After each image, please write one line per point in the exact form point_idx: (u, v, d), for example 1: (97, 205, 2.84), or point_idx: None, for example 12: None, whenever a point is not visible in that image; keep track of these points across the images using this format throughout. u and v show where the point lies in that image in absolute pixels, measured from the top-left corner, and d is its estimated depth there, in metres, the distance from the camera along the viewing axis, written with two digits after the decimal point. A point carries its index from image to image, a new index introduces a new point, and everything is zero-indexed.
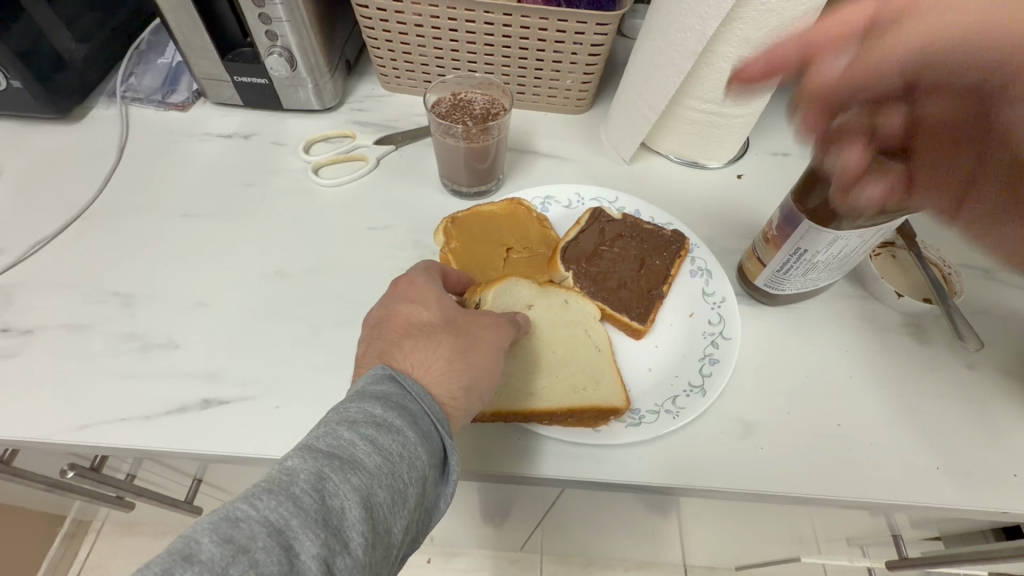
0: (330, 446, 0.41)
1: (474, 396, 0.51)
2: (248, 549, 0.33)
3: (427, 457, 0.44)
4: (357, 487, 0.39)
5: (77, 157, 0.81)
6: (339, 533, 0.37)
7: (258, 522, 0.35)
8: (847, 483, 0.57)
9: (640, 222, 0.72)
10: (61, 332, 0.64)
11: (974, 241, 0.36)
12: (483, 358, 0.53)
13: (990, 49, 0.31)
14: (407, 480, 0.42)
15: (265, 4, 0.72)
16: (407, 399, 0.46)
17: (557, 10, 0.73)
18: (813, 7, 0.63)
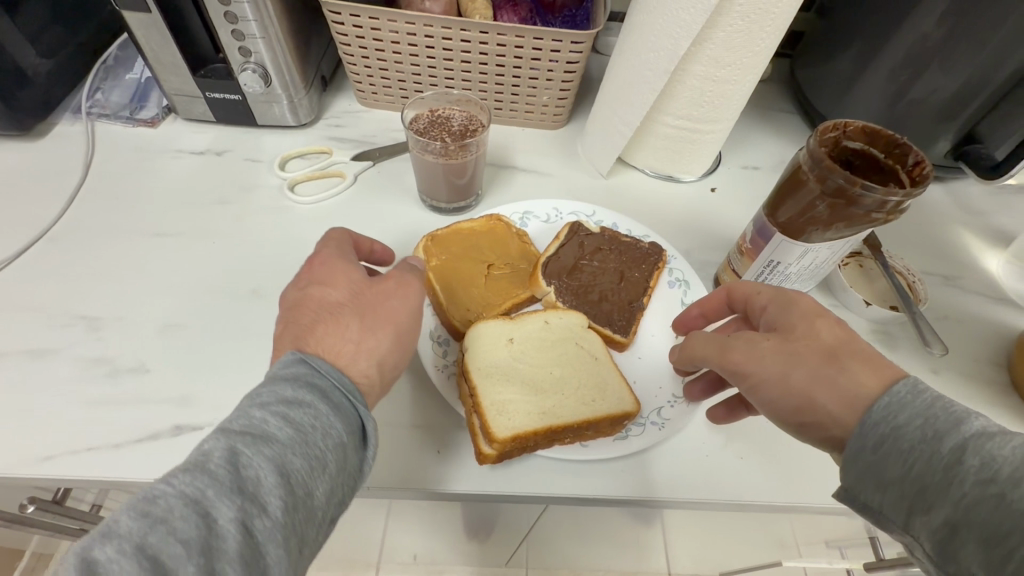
0: (241, 425, 0.42)
1: (392, 365, 0.51)
2: (162, 520, 0.35)
3: (341, 425, 0.44)
4: (268, 458, 0.40)
5: (40, 175, 0.78)
6: (255, 498, 0.38)
7: (175, 496, 0.36)
8: (825, 489, 0.58)
9: (617, 236, 0.73)
10: (22, 358, 0.61)
11: (788, 384, 0.46)
12: (397, 330, 0.52)
13: (792, 305, 0.51)
14: (321, 449, 0.42)
15: (238, 21, 0.71)
16: (317, 376, 0.46)
17: (532, 28, 0.75)
18: (778, 27, 0.65)
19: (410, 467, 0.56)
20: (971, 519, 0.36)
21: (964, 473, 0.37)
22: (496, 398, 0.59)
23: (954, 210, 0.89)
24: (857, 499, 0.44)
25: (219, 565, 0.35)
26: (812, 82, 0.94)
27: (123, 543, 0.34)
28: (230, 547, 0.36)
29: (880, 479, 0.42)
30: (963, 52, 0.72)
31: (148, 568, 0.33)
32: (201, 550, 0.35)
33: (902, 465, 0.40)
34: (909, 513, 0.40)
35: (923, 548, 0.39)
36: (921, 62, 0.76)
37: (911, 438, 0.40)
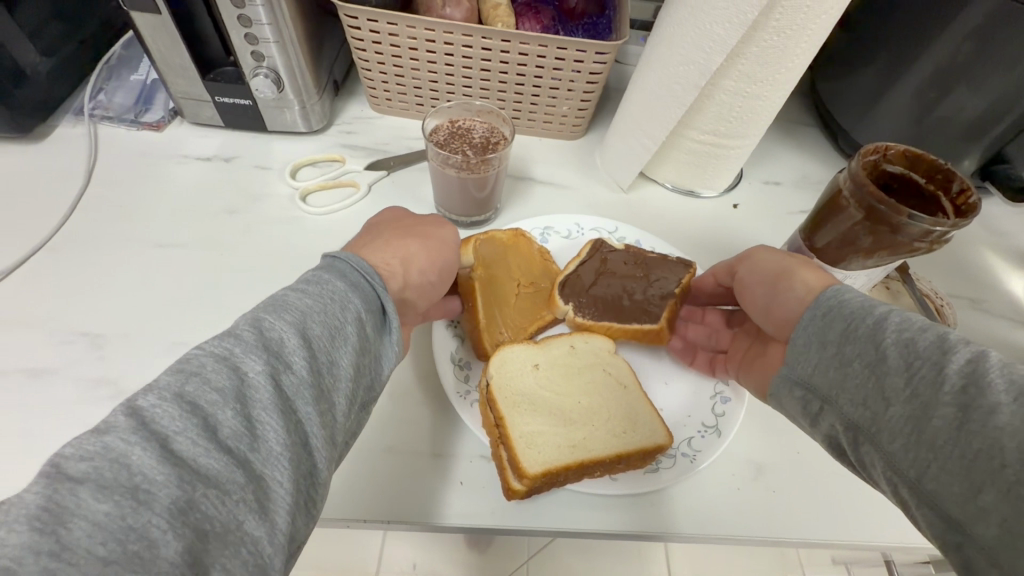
0: (265, 301, 0.42)
1: (416, 271, 0.53)
2: (199, 373, 0.35)
3: (359, 301, 0.44)
4: (293, 322, 0.40)
5: (39, 180, 0.75)
6: (280, 357, 0.38)
7: (207, 355, 0.37)
8: (860, 526, 0.56)
9: (642, 254, 0.69)
10: (22, 378, 0.58)
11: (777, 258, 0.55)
12: (428, 242, 0.56)
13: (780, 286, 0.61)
14: (342, 318, 0.42)
15: (251, 24, 0.68)
16: (335, 262, 0.46)
17: (556, 38, 0.72)
18: (814, 43, 0.63)
19: (431, 498, 0.53)
20: (882, 363, 0.41)
21: (888, 325, 0.42)
22: (525, 430, 0.57)
23: (977, 230, 0.87)
24: (796, 366, 0.47)
25: (254, 413, 0.35)
26: (833, 97, 0.91)
27: (163, 392, 0.34)
28: (264, 398, 0.36)
29: (822, 341, 0.45)
30: (994, 71, 0.70)
31: (189, 413, 0.33)
32: (237, 399, 0.35)
33: (841, 326, 0.44)
34: (835, 371, 0.44)
35: (841, 401, 0.43)
36: (950, 80, 0.74)
37: (852, 305, 0.45)
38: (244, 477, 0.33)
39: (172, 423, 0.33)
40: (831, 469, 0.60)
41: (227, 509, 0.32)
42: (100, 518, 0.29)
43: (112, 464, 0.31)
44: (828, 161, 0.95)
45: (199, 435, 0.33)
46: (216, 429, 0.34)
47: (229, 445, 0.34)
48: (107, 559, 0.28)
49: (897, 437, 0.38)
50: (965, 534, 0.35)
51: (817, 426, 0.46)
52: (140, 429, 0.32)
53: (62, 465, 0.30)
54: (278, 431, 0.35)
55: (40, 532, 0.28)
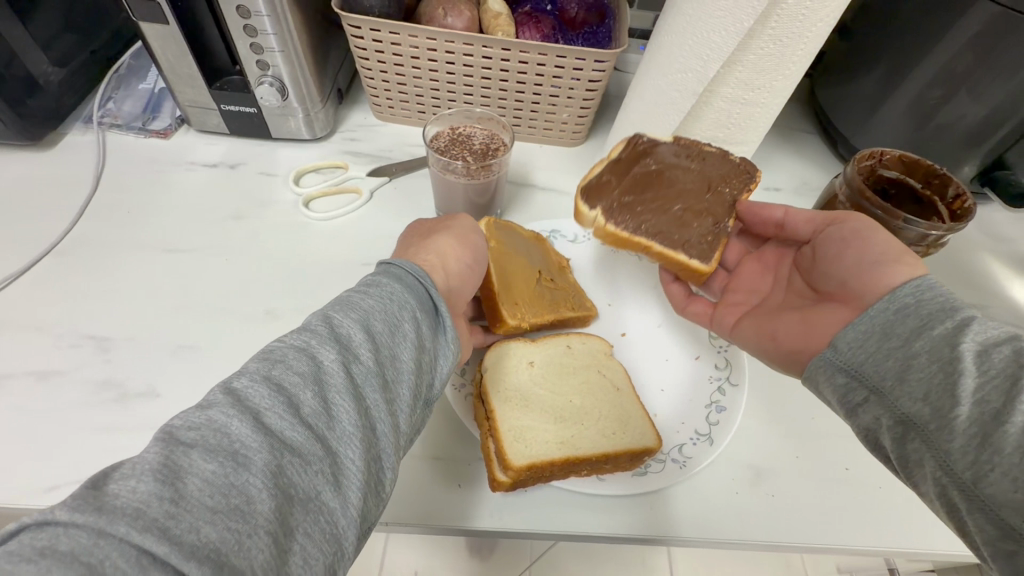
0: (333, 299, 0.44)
1: (461, 266, 0.55)
2: (281, 359, 0.38)
3: (417, 301, 0.45)
4: (361, 316, 0.41)
5: (50, 187, 0.77)
6: (349, 348, 0.39)
7: (288, 345, 0.39)
8: (861, 532, 0.56)
9: (691, 143, 0.65)
10: (30, 380, 0.59)
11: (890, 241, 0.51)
12: (460, 235, 0.58)
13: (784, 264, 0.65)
14: (404, 315, 0.43)
15: (257, 33, 0.70)
16: (389, 266, 0.48)
17: (556, 47, 0.73)
18: (810, 51, 0.64)
19: (424, 500, 0.53)
20: (953, 364, 0.40)
21: (969, 334, 0.41)
22: (515, 424, 0.59)
23: (979, 236, 0.87)
24: (846, 352, 0.47)
25: (330, 395, 0.37)
26: (831, 104, 0.92)
27: (254, 374, 0.36)
28: (338, 382, 0.37)
29: (886, 332, 0.45)
30: (993, 77, 0.70)
31: (275, 392, 0.36)
32: (315, 381, 0.37)
33: (916, 321, 0.44)
34: (893, 365, 0.43)
35: (895, 397, 0.43)
36: (948, 87, 0.74)
37: (932, 307, 0.43)
38: (322, 451, 0.35)
39: (263, 400, 0.35)
40: (831, 474, 0.59)
41: (308, 478, 0.34)
42: (208, 476, 0.31)
43: (213, 432, 0.33)
44: (828, 168, 0.96)
45: (285, 411, 0.35)
46: (298, 407, 0.36)
47: (310, 421, 0.35)
48: (214, 508, 0.30)
49: (957, 439, 0.38)
50: (1019, 543, 0.35)
51: (861, 417, 0.45)
52: (236, 405, 0.34)
53: (174, 433, 0.33)
54: (352, 413, 0.37)
55: (161, 483, 0.30)
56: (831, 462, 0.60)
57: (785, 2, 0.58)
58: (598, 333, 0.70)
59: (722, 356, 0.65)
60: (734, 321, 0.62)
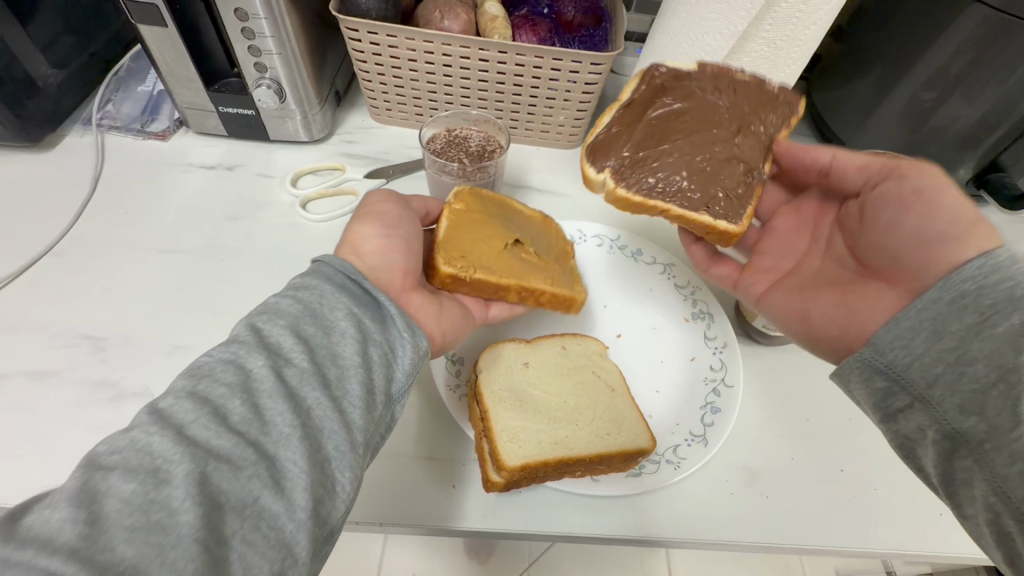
0: (261, 308, 0.44)
1: (377, 241, 0.53)
2: (207, 373, 0.38)
3: (348, 301, 0.45)
4: (289, 321, 0.42)
5: (48, 188, 0.77)
6: (279, 354, 0.40)
7: (214, 359, 0.39)
8: (855, 533, 0.56)
9: (723, 73, 0.59)
10: (25, 380, 0.59)
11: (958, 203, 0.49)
12: (385, 209, 0.57)
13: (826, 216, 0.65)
14: (336, 317, 0.43)
15: (255, 36, 0.70)
16: (321, 266, 0.47)
17: (552, 49, 0.73)
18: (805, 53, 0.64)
19: (417, 503, 0.53)
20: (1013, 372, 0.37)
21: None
22: (509, 424, 0.58)
23: None
24: (887, 351, 0.44)
25: (262, 400, 0.37)
26: (826, 108, 0.92)
27: (179, 392, 0.36)
28: (269, 386, 0.38)
29: (937, 331, 0.42)
30: (987, 80, 0.70)
31: (200, 405, 0.35)
32: (244, 390, 0.37)
33: (975, 316, 0.40)
34: (942, 371, 0.41)
35: (943, 407, 0.41)
36: (942, 90, 0.74)
37: (994, 297, 0.40)
38: (256, 456, 0.35)
39: (187, 413, 0.35)
40: (826, 475, 0.59)
41: (241, 485, 0.34)
42: (127, 496, 0.30)
43: (138, 451, 0.32)
44: None
45: (209, 423, 0.35)
46: (227, 417, 0.36)
47: (241, 429, 0.35)
48: (132, 527, 0.29)
49: (1015, 464, 0.37)
50: None
51: (905, 422, 0.44)
52: (158, 422, 0.34)
53: (94, 457, 0.32)
54: (287, 413, 0.37)
55: (76, 508, 0.29)
56: (826, 464, 0.60)
57: (780, 5, 0.59)
58: (595, 334, 0.70)
59: (717, 357, 0.65)
60: (763, 290, 0.64)
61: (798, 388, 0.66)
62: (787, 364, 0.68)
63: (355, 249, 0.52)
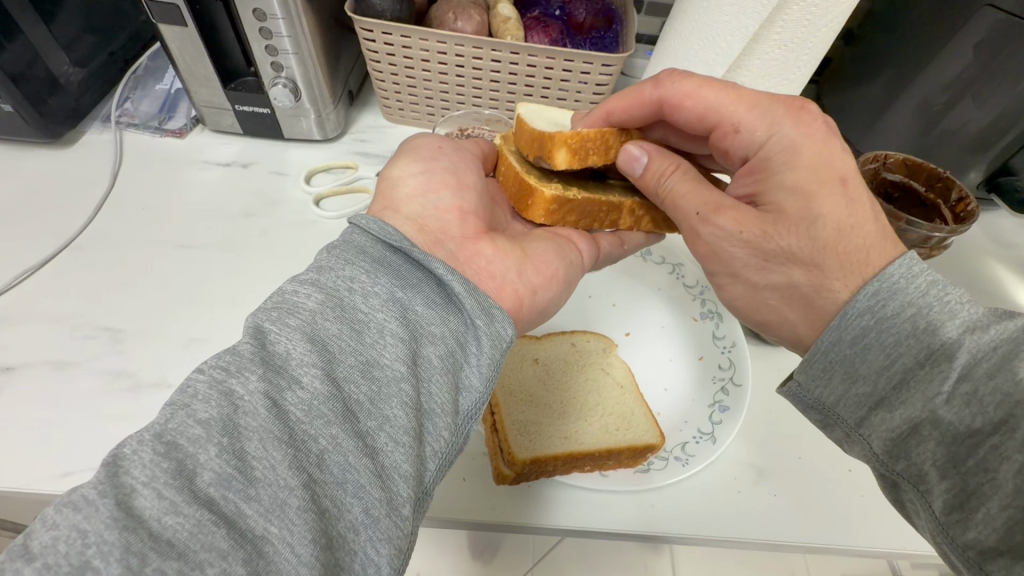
0: (273, 301, 0.40)
1: (416, 183, 0.54)
2: (184, 404, 0.33)
3: (388, 280, 0.42)
4: (297, 328, 0.38)
5: (68, 184, 0.79)
6: (282, 371, 0.36)
7: (201, 380, 0.35)
8: (861, 532, 0.56)
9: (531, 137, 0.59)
10: (45, 369, 0.60)
11: (761, 292, 0.48)
12: (422, 152, 0.58)
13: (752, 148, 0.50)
14: (367, 308, 0.40)
15: (273, 36, 0.72)
16: (356, 234, 0.45)
17: (564, 51, 0.74)
18: (819, 48, 0.66)
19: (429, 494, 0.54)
20: (936, 425, 0.37)
21: (944, 373, 0.36)
22: (518, 419, 0.62)
23: (986, 242, 0.87)
24: (818, 391, 0.43)
25: (245, 447, 0.32)
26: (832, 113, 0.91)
27: (143, 434, 0.32)
28: (258, 425, 0.33)
29: (850, 375, 0.41)
30: (997, 85, 0.70)
31: (167, 457, 0.31)
32: (224, 432, 0.32)
33: (883, 358, 0.39)
34: (868, 412, 0.40)
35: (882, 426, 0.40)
36: (952, 94, 0.74)
37: (897, 331, 0.38)
38: (232, 538, 0.29)
39: (143, 473, 0.30)
40: (833, 473, 0.60)
41: None
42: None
43: (70, 535, 0.28)
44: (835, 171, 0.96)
45: (167, 486, 0.30)
46: (198, 472, 0.31)
47: (212, 493, 0.30)
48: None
49: (937, 500, 0.37)
50: None
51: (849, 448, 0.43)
52: (111, 480, 0.30)
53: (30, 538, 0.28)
54: (280, 465, 0.32)
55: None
56: (834, 463, 0.60)
57: (790, 8, 0.61)
58: (603, 332, 0.71)
59: (726, 356, 0.65)
60: None
61: None
62: (795, 365, 0.68)
63: (393, 194, 0.54)
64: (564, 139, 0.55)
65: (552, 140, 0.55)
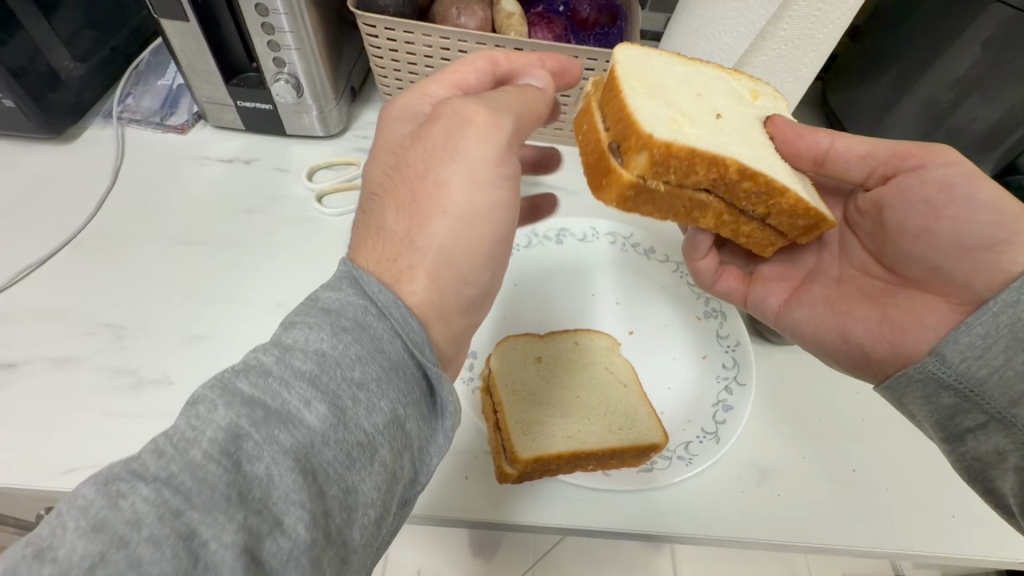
0: (248, 389, 0.33)
1: (450, 271, 0.42)
2: (124, 541, 0.26)
3: (396, 393, 0.36)
4: (288, 451, 0.31)
5: (69, 179, 0.78)
6: (262, 506, 0.29)
7: (150, 502, 0.27)
8: (866, 533, 0.56)
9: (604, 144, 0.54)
10: (46, 365, 0.60)
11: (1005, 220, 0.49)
12: (434, 178, 0.42)
13: None
14: (370, 427, 0.34)
15: (274, 31, 0.71)
16: (371, 317, 0.37)
17: (568, 47, 0.73)
18: (828, 45, 0.65)
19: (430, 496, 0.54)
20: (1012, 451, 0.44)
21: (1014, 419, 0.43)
22: (522, 417, 0.62)
23: None
24: (957, 363, 0.45)
25: None
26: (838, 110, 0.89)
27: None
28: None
29: (929, 398, 0.48)
30: (1003, 85, 0.68)
31: None
32: None
33: (954, 396, 0.46)
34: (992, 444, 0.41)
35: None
36: (959, 92, 0.73)
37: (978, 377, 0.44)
38: None
39: None
40: (836, 474, 0.59)
41: None
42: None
43: None
44: None
45: None
46: None
47: None
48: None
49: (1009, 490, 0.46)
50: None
51: (976, 443, 0.46)
52: None
53: None
54: None
55: None
56: (839, 463, 0.60)
57: (796, 6, 0.60)
58: (606, 330, 0.71)
59: (729, 355, 0.65)
60: (781, 303, 0.65)
61: (809, 387, 0.66)
62: (800, 365, 0.68)
63: (419, 258, 0.40)
64: (652, 144, 0.50)
65: (639, 140, 0.50)
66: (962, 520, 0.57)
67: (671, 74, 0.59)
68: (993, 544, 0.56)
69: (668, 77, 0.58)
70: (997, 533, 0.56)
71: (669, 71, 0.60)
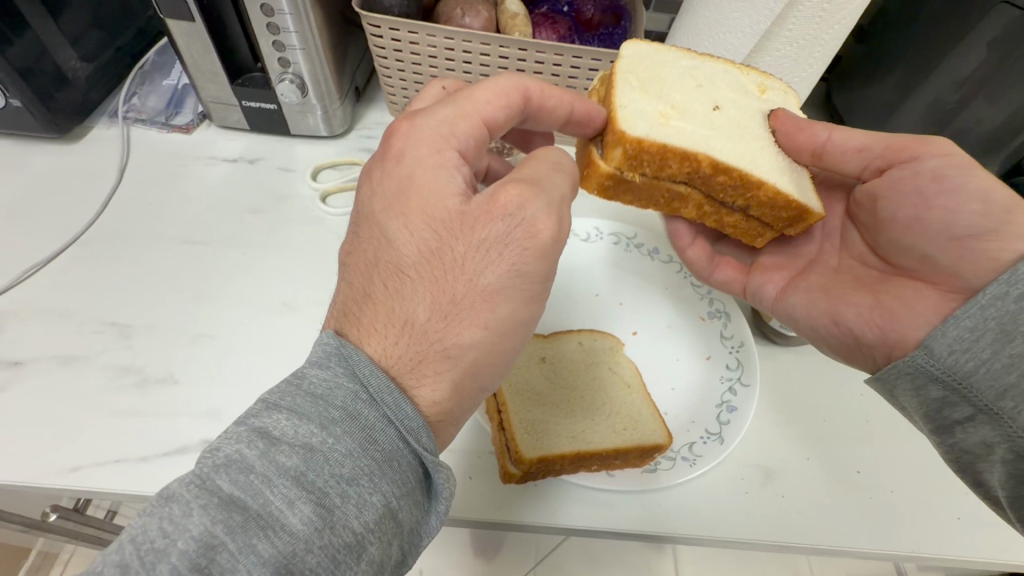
0: (231, 488, 0.32)
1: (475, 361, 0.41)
2: None
3: (387, 483, 0.36)
4: (266, 562, 0.30)
5: (75, 179, 0.79)
6: None
7: None
8: (871, 534, 0.55)
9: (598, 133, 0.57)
10: (52, 363, 0.61)
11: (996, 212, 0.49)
12: (472, 281, 0.41)
13: None
14: (359, 526, 0.34)
15: (280, 31, 0.71)
16: (362, 405, 0.37)
17: (572, 48, 0.73)
18: (833, 45, 0.65)
19: None
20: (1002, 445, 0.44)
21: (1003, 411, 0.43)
22: (526, 418, 0.62)
23: None
24: (945, 357, 0.45)
25: None
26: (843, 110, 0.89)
27: None
28: None
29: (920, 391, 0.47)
30: (1009, 85, 0.68)
31: None
32: None
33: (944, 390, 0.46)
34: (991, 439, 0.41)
35: (1014, 423, 0.42)
36: (965, 92, 0.72)
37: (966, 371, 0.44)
38: None
39: None
40: (842, 475, 0.59)
41: None
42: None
43: None
44: None
45: None
46: None
47: None
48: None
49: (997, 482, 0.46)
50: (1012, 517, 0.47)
51: (964, 436, 0.46)
52: None
53: None
54: None
55: None
56: (843, 464, 0.60)
57: (802, 6, 0.60)
58: (609, 330, 0.71)
59: (733, 356, 0.65)
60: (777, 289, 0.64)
61: (814, 389, 0.65)
62: (805, 366, 0.67)
63: (444, 360, 0.40)
64: (624, 139, 0.54)
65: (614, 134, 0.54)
66: (968, 522, 0.57)
67: (674, 67, 0.61)
68: (998, 545, 0.56)
69: (669, 70, 0.60)
70: (1003, 535, 0.56)
71: (672, 63, 0.61)
